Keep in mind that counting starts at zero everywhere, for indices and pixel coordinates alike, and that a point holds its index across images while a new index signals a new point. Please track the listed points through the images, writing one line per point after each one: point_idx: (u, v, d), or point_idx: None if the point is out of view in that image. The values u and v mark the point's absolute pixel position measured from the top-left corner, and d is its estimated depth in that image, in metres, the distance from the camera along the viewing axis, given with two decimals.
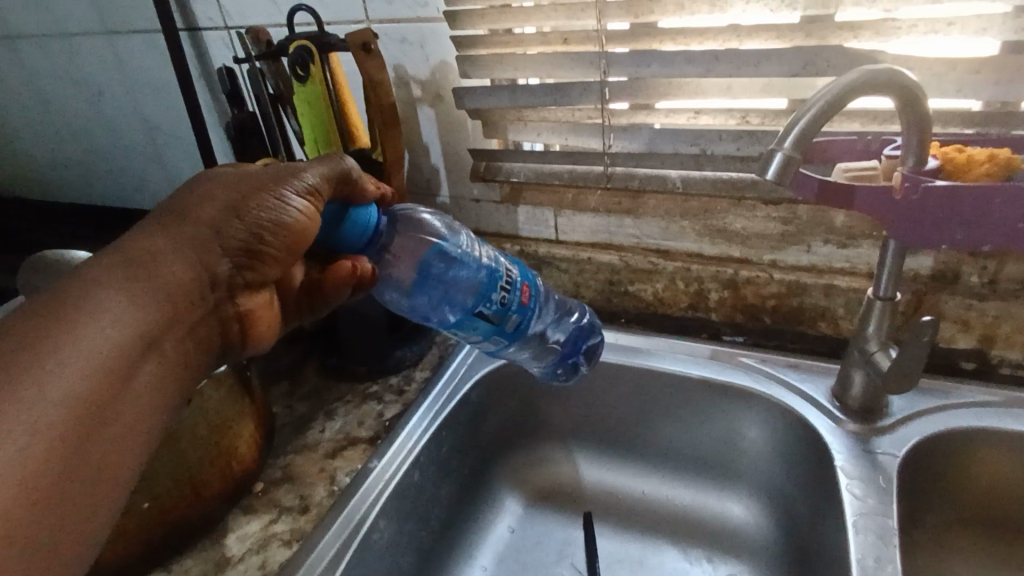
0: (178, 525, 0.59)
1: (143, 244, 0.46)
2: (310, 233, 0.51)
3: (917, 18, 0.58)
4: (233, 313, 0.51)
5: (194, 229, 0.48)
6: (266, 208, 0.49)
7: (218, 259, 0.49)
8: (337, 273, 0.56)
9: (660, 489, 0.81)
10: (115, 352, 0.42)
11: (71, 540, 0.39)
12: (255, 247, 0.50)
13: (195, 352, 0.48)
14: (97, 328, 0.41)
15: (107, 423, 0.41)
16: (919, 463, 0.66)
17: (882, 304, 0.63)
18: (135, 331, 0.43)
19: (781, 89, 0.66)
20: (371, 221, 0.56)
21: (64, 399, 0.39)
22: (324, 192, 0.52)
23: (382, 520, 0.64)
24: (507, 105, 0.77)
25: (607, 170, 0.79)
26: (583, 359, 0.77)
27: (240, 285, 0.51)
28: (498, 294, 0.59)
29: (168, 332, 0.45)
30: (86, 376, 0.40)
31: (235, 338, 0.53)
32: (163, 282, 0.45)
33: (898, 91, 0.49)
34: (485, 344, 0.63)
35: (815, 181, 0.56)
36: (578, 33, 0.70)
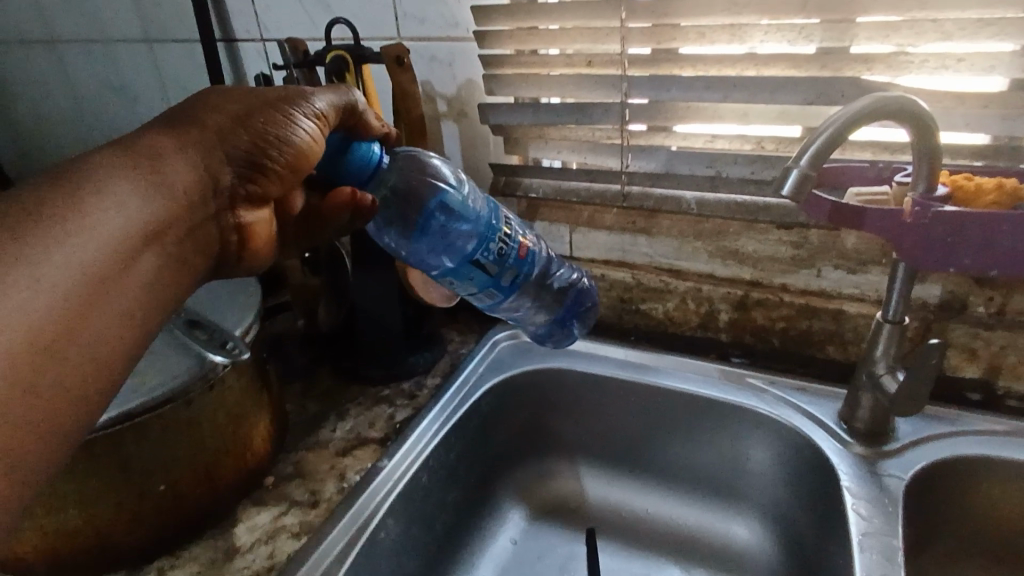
0: (192, 511, 0.59)
1: (148, 141, 0.43)
2: (317, 155, 0.49)
3: (928, 54, 0.60)
4: (232, 225, 0.48)
5: (199, 132, 0.45)
6: (275, 124, 0.46)
7: (223, 166, 0.46)
8: (336, 199, 0.55)
9: (665, 508, 0.81)
10: (113, 243, 0.39)
11: (38, 438, 0.36)
12: (259, 159, 0.46)
13: (194, 258, 0.45)
14: (101, 211, 0.39)
15: (92, 314, 0.38)
16: (925, 489, 0.66)
17: (891, 327, 0.64)
18: (136, 221, 0.40)
19: (796, 117, 0.69)
20: (374, 155, 0.54)
21: (65, 275, 0.37)
22: (333, 120, 0.50)
23: (389, 518, 0.65)
24: (529, 122, 0.80)
25: (623, 189, 0.81)
26: (576, 322, 0.80)
27: (241, 198, 0.47)
28: (496, 245, 0.60)
29: (170, 229, 0.43)
30: (84, 260, 0.37)
31: (230, 252, 0.49)
32: (168, 179, 0.43)
33: (910, 118, 0.51)
34: (480, 296, 0.64)
35: (829, 203, 0.57)
36: (601, 56, 0.74)
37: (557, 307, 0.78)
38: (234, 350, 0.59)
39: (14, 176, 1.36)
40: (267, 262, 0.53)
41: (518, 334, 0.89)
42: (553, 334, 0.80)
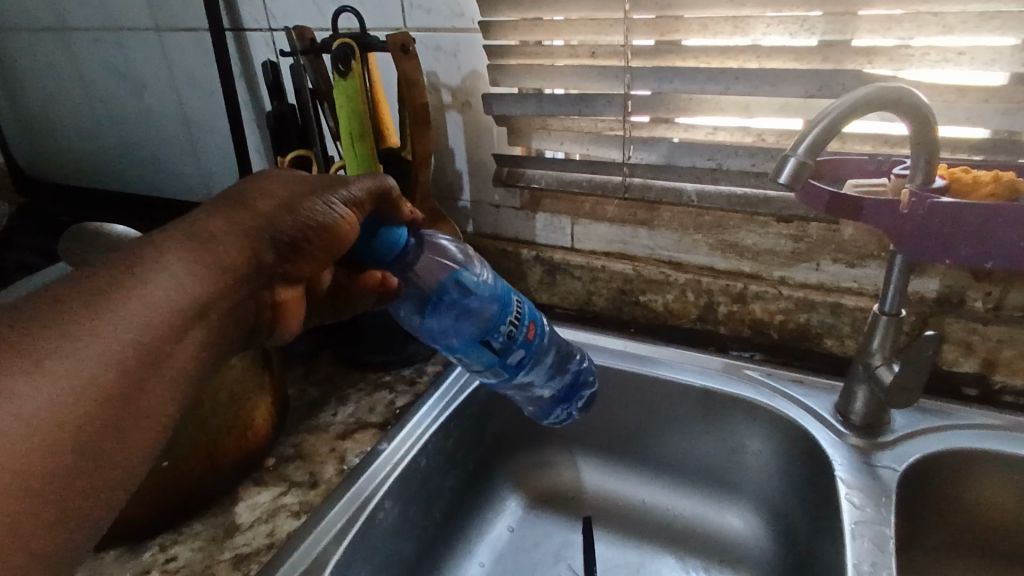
0: (192, 489, 0.60)
1: (207, 221, 0.47)
2: (349, 238, 0.53)
3: (929, 47, 0.61)
4: (269, 301, 0.51)
5: (251, 215, 0.49)
6: (315, 210, 0.51)
7: (267, 247, 0.49)
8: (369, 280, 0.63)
9: (661, 498, 0.82)
10: (168, 320, 0.42)
11: (77, 505, 0.37)
12: (298, 243, 0.51)
13: (233, 332, 0.48)
14: (160, 290, 0.42)
15: (145, 387, 0.40)
16: (919, 481, 0.67)
17: (888, 319, 0.65)
18: (189, 300, 0.43)
19: (797, 109, 0.69)
20: (401, 239, 0.58)
21: (122, 351, 0.39)
22: (366, 205, 0.54)
23: (388, 501, 0.65)
24: (533, 112, 0.81)
25: (624, 181, 0.82)
26: (576, 407, 0.74)
27: (280, 277, 0.51)
28: (507, 327, 0.62)
29: (218, 306, 0.45)
30: (142, 336, 0.40)
31: (264, 326, 0.52)
32: (220, 260, 0.46)
33: (908, 111, 0.52)
34: (485, 372, 0.65)
35: (826, 194, 0.58)
36: (604, 48, 0.74)
37: (557, 389, 0.73)
38: None
39: (22, 162, 1.37)
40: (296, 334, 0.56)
41: None
42: (551, 412, 0.73)
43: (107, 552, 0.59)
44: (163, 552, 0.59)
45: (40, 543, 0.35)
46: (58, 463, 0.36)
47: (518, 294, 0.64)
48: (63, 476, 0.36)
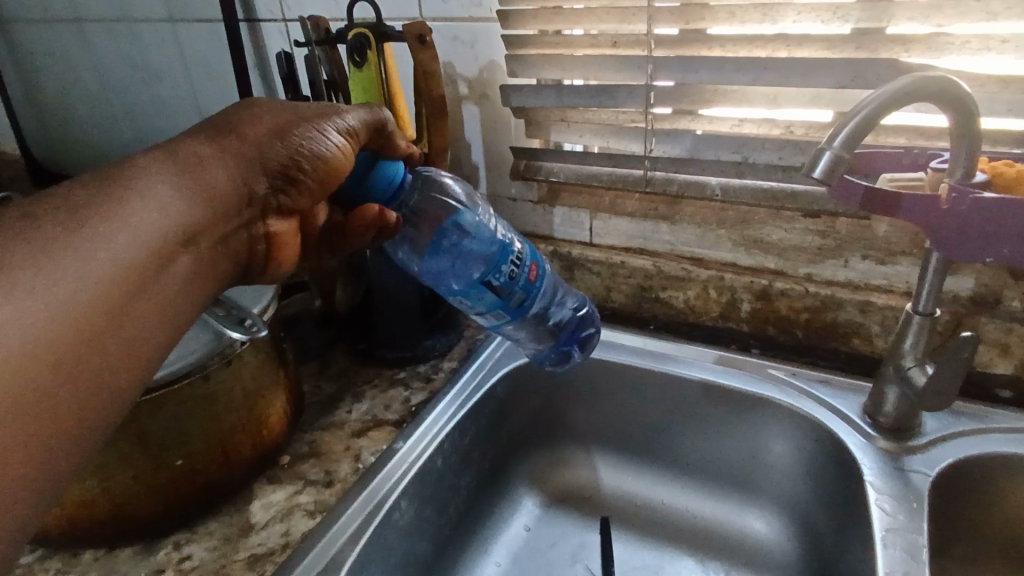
0: (207, 486, 0.60)
1: (190, 148, 0.47)
2: (345, 170, 0.52)
3: (970, 35, 0.58)
4: (261, 233, 0.51)
5: (238, 143, 0.49)
6: (308, 139, 0.50)
7: (257, 177, 0.49)
8: (364, 215, 0.55)
9: (680, 499, 0.80)
10: (155, 238, 0.42)
11: (65, 422, 0.36)
12: (290, 170, 0.50)
13: (225, 261, 0.48)
14: (144, 207, 0.42)
15: (131, 306, 0.40)
16: (951, 487, 0.64)
17: (921, 320, 0.62)
18: (175, 221, 0.43)
19: (828, 101, 0.67)
20: (396, 176, 0.58)
21: (108, 262, 0.39)
22: (363, 136, 0.54)
23: (404, 500, 0.64)
24: (552, 104, 0.79)
25: (646, 174, 0.79)
26: (578, 349, 0.76)
27: (272, 209, 0.51)
28: (508, 266, 0.60)
29: (205, 231, 0.45)
30: (126, 252, 0.40)
31: (258, 259, 0.52)
32: (206, 184, 0.46)
33: (951, 101, 0.49)
34: (489, 317, 0.64)
35: (862, 188, 0.55)
36: (627, 37, 0.72)
37: (557, 332, 0.75)
38: (251, 328, 0.59)
39: (39, 155, 1.37)
40: (290, 271, 0.57)
41: None
42: (552, 358, 0.75)
43: (122, 549, 0.58)
44: (177, 551, 0.58)
45: (28, 468, 0.34)
46: (46, 375, 0.35)
47: (519, 237, 0.63)
48: (53, 390, 0.35)
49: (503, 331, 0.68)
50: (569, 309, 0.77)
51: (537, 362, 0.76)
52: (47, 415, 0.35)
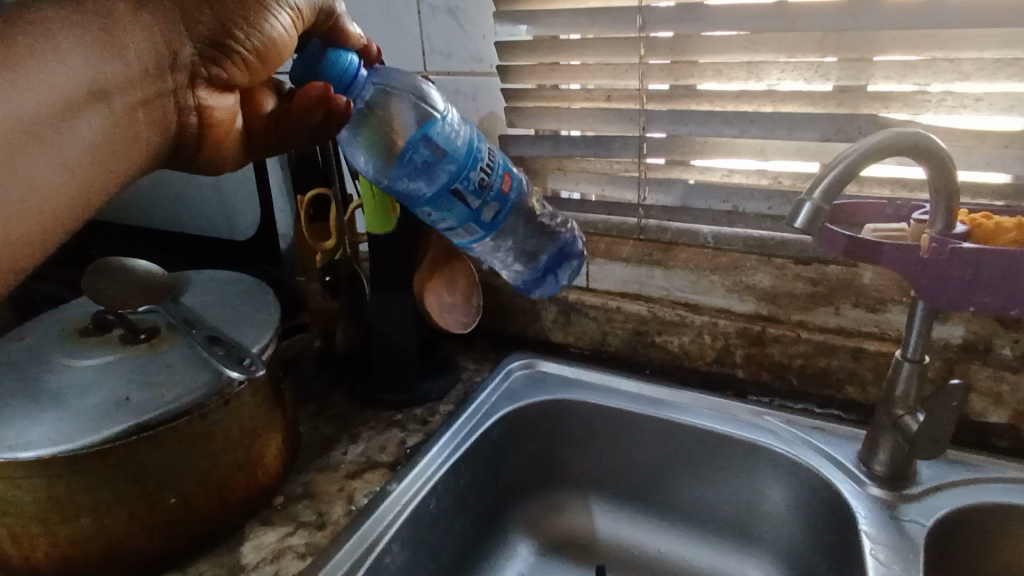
0: (199, 526, 0.60)
1: (104, 3, 0.45)
2: (286, 50, 0.53)
3: (945, 94, 0.61)
4: (191, 105, 0.51)
5: (164, 3, 0.47)
6: (244, 7, 0.49)
7: (183, 38, 0.48)
8: (308, 94, 0.53)
9: (676, 547, 0.79)
10: (57, 94, 0.42)
11: None
12: (221, 39, 0.49)
13: (148, 129, 0.48)
14: (50, 66, 0.42)
15: (33, 154, 0.42)
16: (947, 537, 0.64)
17: (911, 366, 0.63)
18: (81, 76, 0.43)
19: (813, 153, 0.70)
20: (352, 67, 0.57)
21: (13, 111, 0.40)
22: (308, 17, 0.53)
23: (395, 543, 0.64)
24: (549, 154, 0.83)
25: (640, 222, 0.83)
26: (558, 273, 0.79)
27: (202, 78, 0.50)
28: (477, 175, 0.63)
29: (121, 91, 0.46)
30: (32, 102, 0.41)
31: (190, 132, 0.52)
32: (120, 46, 0.45)
33: (924, 155, 0.51)
34: (457, 228, 0.66)
35: (844, 238, 0.57)
36: (620, 91, 0.76)
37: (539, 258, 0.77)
38: (251, 367, 0.59)
39: None
40: (230, 157, 0.56)
41: (531, 364, 0.89)
42: (533, 284, 0.78)
43: None
44: None
45: None
46: None
47: (485, 143, 0.64)
48: None
49: (471, 246, 0.70)
50: (547, 219, 0.77)
51: (520, 286, 0.78)
52: None
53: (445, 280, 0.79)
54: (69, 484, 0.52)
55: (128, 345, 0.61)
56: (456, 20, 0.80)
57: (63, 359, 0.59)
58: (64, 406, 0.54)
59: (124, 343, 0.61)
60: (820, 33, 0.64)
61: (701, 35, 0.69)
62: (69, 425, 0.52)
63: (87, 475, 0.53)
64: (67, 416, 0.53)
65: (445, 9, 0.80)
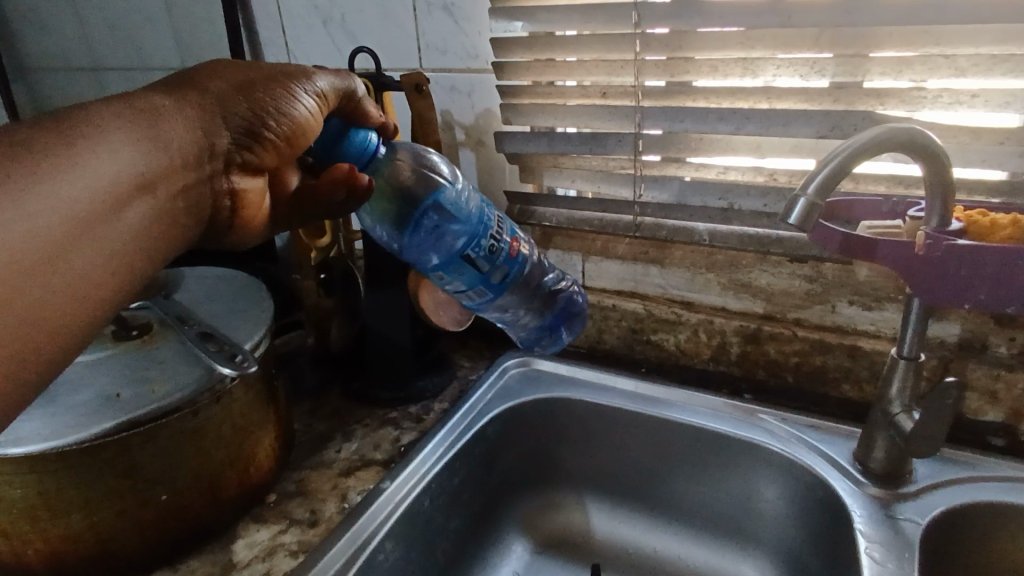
0: (191, 523, 0.59)
1: (148, 98, 0.45)
2: (311, 134, 0.52)
3: (941, 90, 0.61)
4: (225, 190, 0.50)
5: (202, 95, 0.48)
6: (275, 97, 0.49)
7: (220, 129, 0.48)
8: (334, 174, 0.52)
9: (671, 546, 0.79)
10: (105, 188, 0.40)
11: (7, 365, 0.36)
12: (254, 126, 0.49)
13: (185, 217, 0.46)
14: (98, 160, 0.40)
15: (77, 250, 0.39)
16: (942, 536, 0.63)
17: (906, 364, 0.63)
18: (129, 170, 0.42)
19: (810, 150, 0.69)
20: (372, 145, 0.57)
21: (60, 206, 0.38)
22: (333, 101, 0.54)
23: (388, 542, 0.64)
24: (545, 150, 0.82)
25: (636, 220, 0.83)
26: (564, 327, 0.81)
27: (236, 164, 0.50)
28: (487, 240, 0.62)
29: (165, 181, 0.44)
30: (83, 193, 0.39)
31: (222, 216, 0.51)
32: (164, 137, 0.44)
33: (920, 152, 0.51)
34: (468, 293, 0.65)
35: (839, 235, 0.57)
36: (616, 88, 0.76)
37: (547, 314, 0.79)
38: (243, 363, 0.58)
39: None
40: (254, 234, 0.55)
41: (527, 362, 0.89)
42: (541, 338, 0.81)
43: None
44: None
45: None
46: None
47: (499, 212, 0.65)
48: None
49: (483, 310, 0.70)
50: (554, 278, 0.80)
51: (523, 344, 0.81)
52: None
53: None
54: (59, 480, 0.52)
55: (120, 340, 0.61)
56: (452, 17, 0.80)
57: None
58: (56, 401, 0.54)
59: (115, 338, 0.61)
60: (816, 29, 0.63)
61: (696, 31, 0.68)
62: (59, 420, 0.52)
63: (77, 471, 0.52)
64: (58, 412, 0.53)
65: (440, 5, 0.80)
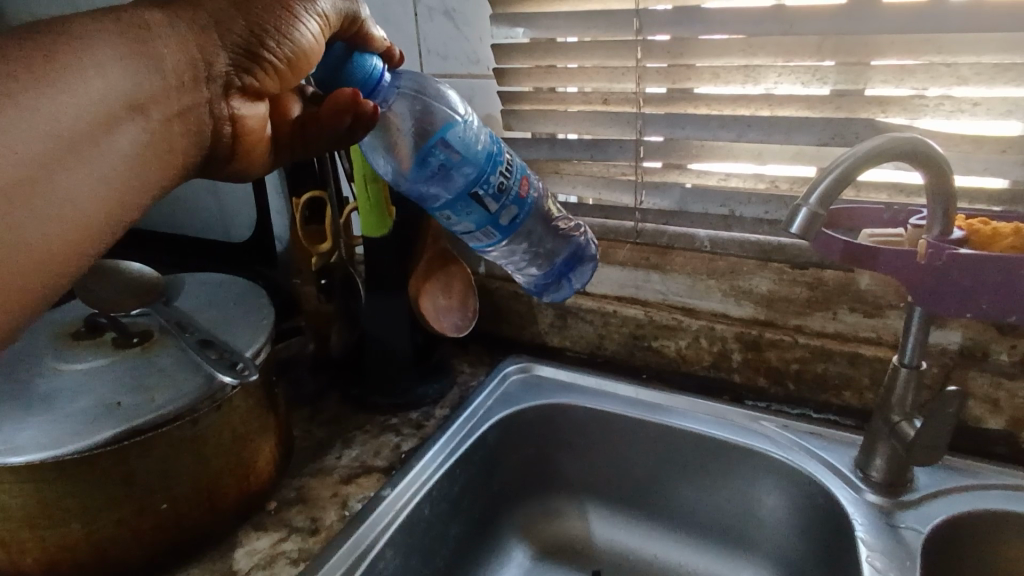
0: (191, 531, 0.59)
1: (140, 15, 0.43)
2: (315, 58, 0.50)
3: (942, 98, 0.61)
4: (225, 115, 0.48)
5: (198, 14, 0.45)
6: (273, 16, 0.47)
7: (217, 48, 0.46)
8: (338, 98, 0.51)
9: (672, 552, 0.79)
10: (94, 107, 0.40)
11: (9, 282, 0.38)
12: (254, 47, 0.47)
13: (183, 139, 0.46)
14: (86, 79, 0.40)
15: (71, 168, 0.40)
16: (944, 545, 0.63)
17: (907, 372, 0.62)
18: (118, 89, 0.41)
19: (811, 157, 0.70)
20: (376, 72, 0.54)
21: (52, 127, 0.38)
22: (336, 24, 0.50)
23: (389, 550, 0.64)
24: (545, 156, 0.84)
25: (636, 226, 0.83)
26: (574, 276, 0.78)
27: (235, 88, 0.48)
28: (496, 178, 0.61)
29: (158, 102, 0.43)
30: (71, 116, 0.39)
31: (223, 144, 0.50)
32: (156, 58, 0.43)
33: (921, 160, 0.51)
34: (476, 233, 0.64)
35: (842, 241, 0.57)
36: (617, 94, 0.76)
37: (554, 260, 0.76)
38: (243, 371, 0.59)
39: None
40: (260, 164, 0.54)
41: (528, 368, 0.89)
42: (548, 286, 0.77)
43: None
44: None
45: None
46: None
47: (505, 147, 0.64)
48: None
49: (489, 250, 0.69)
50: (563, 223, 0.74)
51: (530, 289, 0.78)
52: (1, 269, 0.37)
53: (441, 285, 0.79)
54: (58, 490, 0.52)
55: (120, 348, 0.61)
56: (453, 22, 0.80)
57: (54, 363, 0.59)
58: (55, 409, 0.54)
59: (116, 346, 0.61)
60: (818, 36, 0.63)
61: (698, 38, 0.68)
62: (57, 429, 0.52)
63: (75, 480, 0.52)
64: (58, 420, 0.53)
65: (441, 10, 0.80)
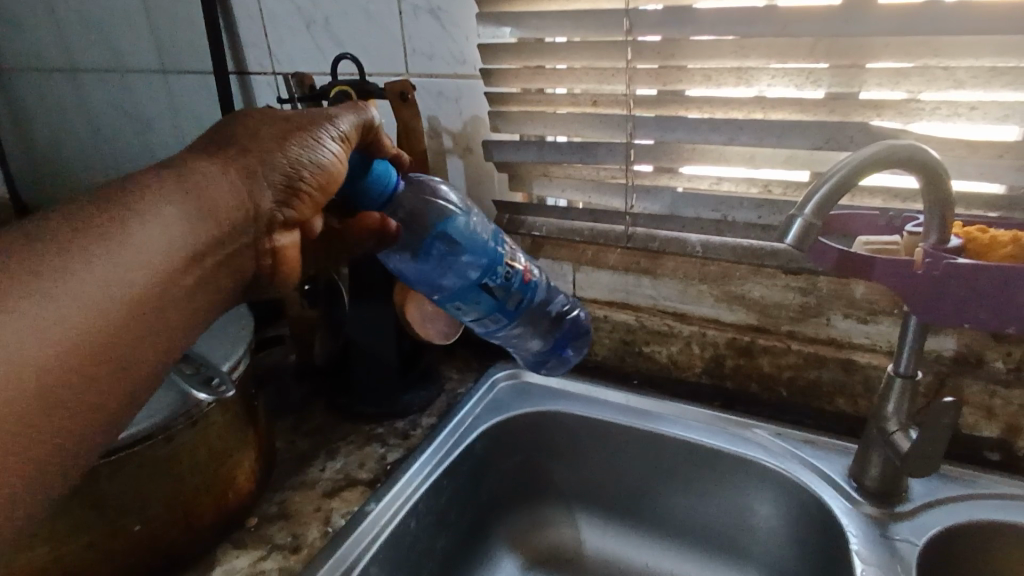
0: (166, 551, 0.57)
1: (194, 167, 0.46)
2: (341, 178, 0.51)
3: (938, 102, 0.60)
4: (268, 249, 0.50)
5: (242, 158, 0.48)
6: (303, 145, 0.49)
7: (261, 190, 0.48)
8: (365, 221, 0.59)
9: (663, 562, 0.77)
10: (157, 265, 0.42)
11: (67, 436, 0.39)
12: (293, 181, 0.49)
13: (227, 282, 0.48)
14: (149, 236, 0.42)
15: (136, 326, 0.41)
16: (939, 556, 0.62)
17: (903, 382, 0.61)
18: (178, 245, 0.43)
19: (804, 162, 0.68)
20: (392, 183, 0.56)
21: (118, 287, 0.40)
22: (354, 140, 0.53)
23: (373, 567, 0.62)
24: (534, 159, 0.81)
25: (627, 230, 0.80)
26: (570, 348, 0.81)
27: (277, 224, 0.50)
28: (503, 267, 0.62)
29: (212, 252, 0.46)
30: (134, 275, 0.41)
31: (264, 275, 0.52)
32: (211, 206, 0.46)
33: (918, 168, 0.50)
34: (483, 320, 0.65)
35: (835, 251, 0.55)
36: (606, 96, 0.74)
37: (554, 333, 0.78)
38: (219, 387, 0.57)
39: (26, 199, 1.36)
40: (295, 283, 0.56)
41: (517, 374, 0.87)
42: (548, 360, 0.81)
43: None
44: None
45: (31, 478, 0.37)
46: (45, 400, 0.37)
47: (507, 239, 0.64)
48: (61, 397, 0.38)
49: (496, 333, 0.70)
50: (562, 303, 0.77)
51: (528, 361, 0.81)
52: (60, 424, 0.38)
53: None
54: None
55: None
56: (439, 21, 0.78)
57: None
58: None
59: None
60: (811, 38, 0.62)
61: (688, 39, 0.67)
62: None
63: None
64: None
65: (427, 9, 0.78)
